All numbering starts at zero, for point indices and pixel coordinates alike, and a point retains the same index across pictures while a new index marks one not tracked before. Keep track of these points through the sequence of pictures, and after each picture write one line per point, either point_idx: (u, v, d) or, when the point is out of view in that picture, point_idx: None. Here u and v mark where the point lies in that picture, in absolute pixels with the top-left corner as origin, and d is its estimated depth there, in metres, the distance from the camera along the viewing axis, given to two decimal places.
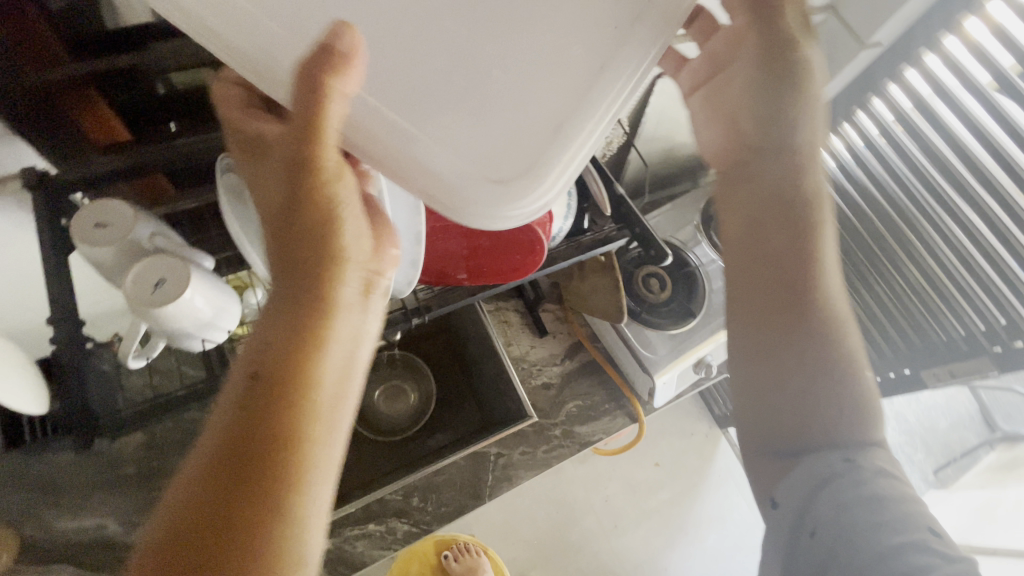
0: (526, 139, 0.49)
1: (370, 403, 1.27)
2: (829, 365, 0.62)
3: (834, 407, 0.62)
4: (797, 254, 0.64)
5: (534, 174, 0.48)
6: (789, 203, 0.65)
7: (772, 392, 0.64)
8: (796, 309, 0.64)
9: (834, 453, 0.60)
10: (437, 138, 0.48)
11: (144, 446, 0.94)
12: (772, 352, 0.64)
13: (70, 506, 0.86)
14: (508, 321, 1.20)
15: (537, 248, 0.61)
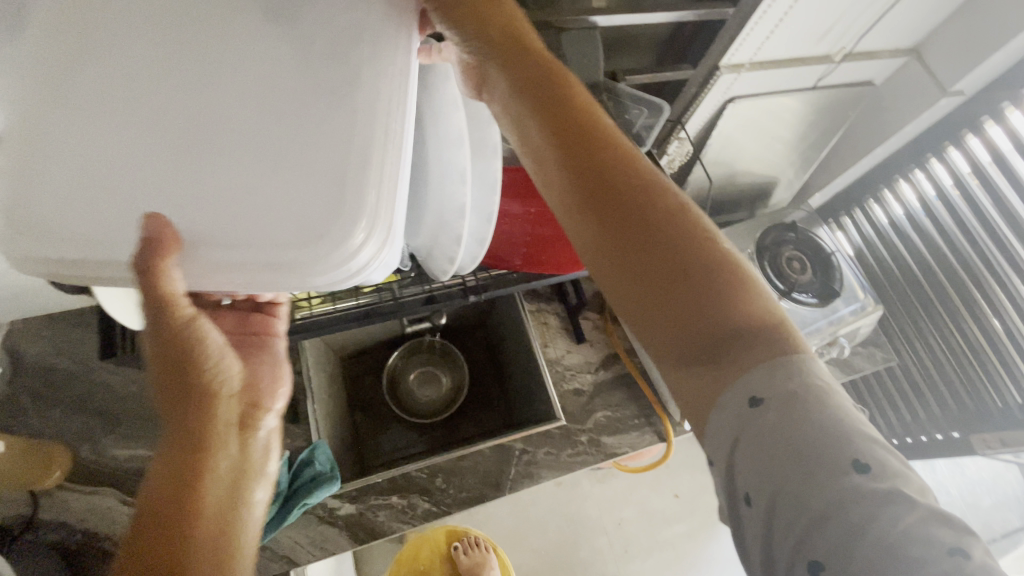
0: (323, 162, 0.44)
1: (404, 385, 1.29)
2: (698, 261, 0.39)
3: (742, 317, 0.37)
4: (589, 134, 0.44)
5: (349, 202, 0.43)
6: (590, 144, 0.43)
7: (678, 346, 0.38)
8: (632, 202, 0.41)
9: (762, 391, 0.35)
10: (207, 213, 0.44)
11: None
12: (646, 284, 0.39)
13: (126, 433, 0.92)
14: (547, 323, 1.22)
15: None
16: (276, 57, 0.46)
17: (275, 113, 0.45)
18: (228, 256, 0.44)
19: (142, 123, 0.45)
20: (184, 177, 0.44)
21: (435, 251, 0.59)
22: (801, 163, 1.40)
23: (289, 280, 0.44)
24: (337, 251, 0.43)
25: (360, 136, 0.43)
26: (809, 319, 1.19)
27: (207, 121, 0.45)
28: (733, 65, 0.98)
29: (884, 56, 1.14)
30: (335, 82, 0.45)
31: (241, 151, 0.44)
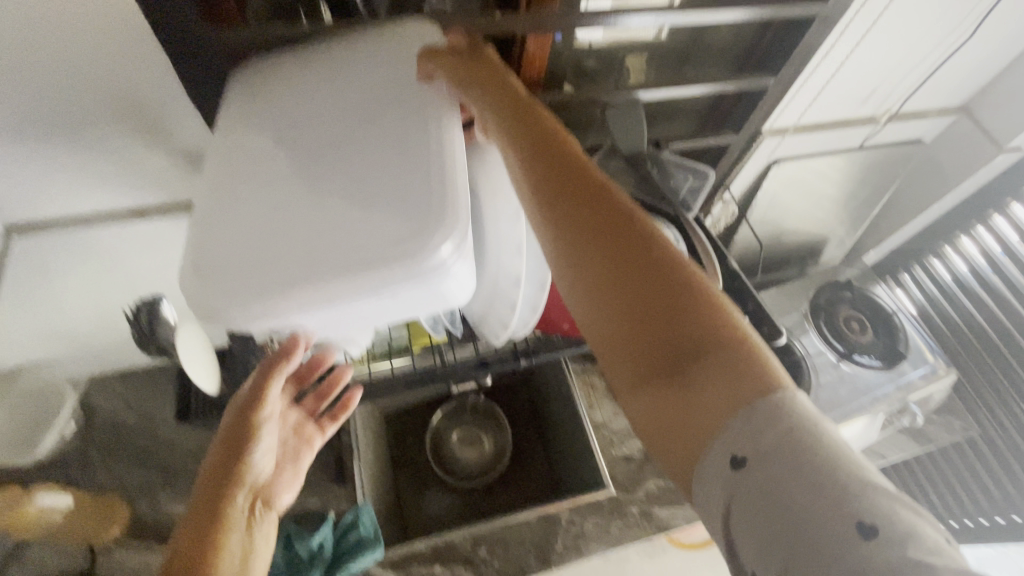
0: (402, 187, 0.50)
1: (446, 447, 1.26)
2: (671, 293, 0.37)
3: (718, 350, 0.35)
4: (563, 162, 0.43)
5: (437, 204, 0.48)
6: (567, 177, 0.43)
7: (650, 375, 0.36)
8: (604, 229, 0.40)
9: (739, 439, 0.32)
10: (308, 237, 0.49)
11: None
12: (619, 310, 0.37)
13: (181, 489, 0.94)
14: (593, 384, 1.21)
15: None
16: (352, 138, 0.54)
17: (353, 168, 0.52)
18: (332, 263, 0.48)
19: (241, 203, 0.53)
20: (275, 220, 0.51)
21: (490, 316, 0.61)
22: (852, 221, 1.38)
23: (379, 275, 0.47)
24: (424, 253, 0.47)
25: (429, 167, 0.50)
26: (873, 383, 1.12)
27: (294, 190, 0.52)
28: (776, 129, 1.00)
29: (932, 116, 1.13)
30: (401, 139, 0.52)
31: (324, 194, 0.51)
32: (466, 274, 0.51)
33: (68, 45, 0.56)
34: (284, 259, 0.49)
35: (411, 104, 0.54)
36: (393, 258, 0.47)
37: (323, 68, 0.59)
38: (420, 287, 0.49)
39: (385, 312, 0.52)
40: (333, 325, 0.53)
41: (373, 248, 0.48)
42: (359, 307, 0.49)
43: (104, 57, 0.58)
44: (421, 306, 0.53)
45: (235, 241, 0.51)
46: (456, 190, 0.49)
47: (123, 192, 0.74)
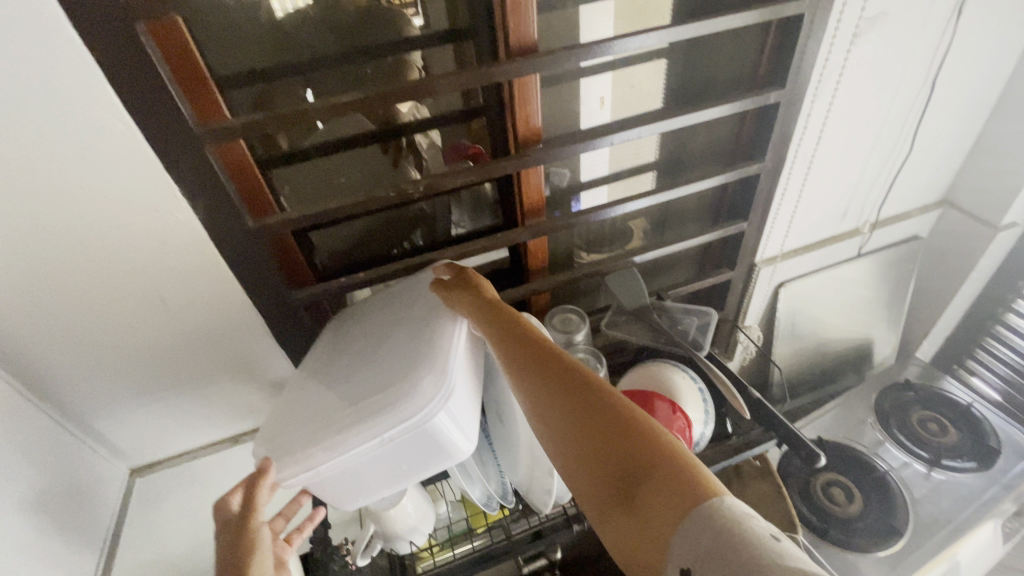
0: (407, 356, 0.59)
1: None
2: (613, 430, 0.44)
3: (659, 473, 0.41)
4: (521, 336, 0.55)
5: (429, 356, 0.57)
6: (526, 351, 0.53)
7: (614, 504, 0.42)
8: (555, 386, 0.49)
9: (685, 553, 0.37)
10: (330, 410, 0.57)
11: None
12: (578, 452, 0.45)
13: None
14: None
15: None
16: (384, 340, 0.66)
17: (379, 356, 0.63)
18: (345, 422, 0.54)
19: (294, 411, 0.62)
20: (314, 407, 0.60)
21: (534, 484, 0.66)
22: (887, 318, 1.38)
23: (382, 418, 0.53)
24: (415, 392, 0.54)
25: (428, 337, 0.61)
26: (976, 488, 1.01)
27: (335, 385, 0.62)
28: (767, 257, 1.11)
29: (916, 214, 1.22)
30: (414, 328, 0.64)
31: (353, 379, 0.61)
32: (461, 417, 0.56)
33: (196, 325, 0.76)
34: (319, 426, 0.56)
35: (423, 305, 0.68)
36: (392, 404, 0.53)
37: (376, 303, 0.77)
38: (413, 426, 0.53)
39: (388, 460, 0.55)
40: (350, 484, 0.58)
41: (382, 398, 0.55)
42: (361, 455, 0.54)
43: (218, 327, 0.78)
44: (425, 454, 0.56)
45: (285, 429, 0.59)
46: (444, 344, 0.58)
47: (221, 424, 0.90)
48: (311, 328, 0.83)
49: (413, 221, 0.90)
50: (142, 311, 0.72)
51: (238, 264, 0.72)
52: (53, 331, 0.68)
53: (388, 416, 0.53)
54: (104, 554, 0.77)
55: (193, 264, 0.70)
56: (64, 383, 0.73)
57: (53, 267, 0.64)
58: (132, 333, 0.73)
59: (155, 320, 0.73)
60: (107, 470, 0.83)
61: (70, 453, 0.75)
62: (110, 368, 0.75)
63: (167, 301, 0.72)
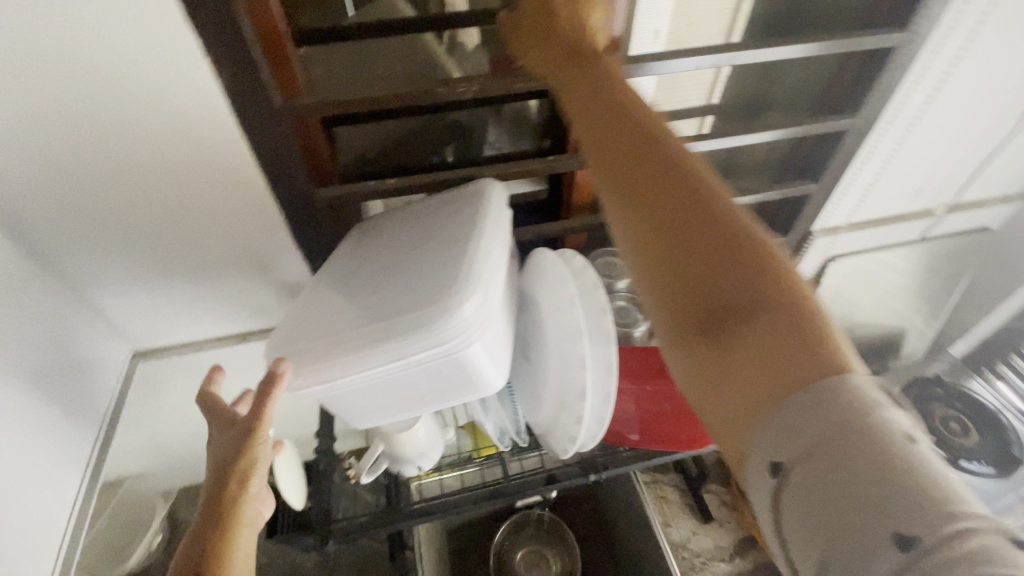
0: (440, 272, 0.53)
1: (510, 567, 1.19)
2: (732, 282, 0.38)
3: (773, 323, 0.35)
4: (636, 139, 0.46)
5: (468, 276, 0.50)
6: (641, 152, 0.45)
7: (705, 339, 0.37)
8: (670, 221, 0.41)
9: (784, 417, 0.32)
10: (350, 321, 0.51)
11: (321, 563, 1.04)
12: (681, 298, 0.39)
13: None
14: (665, 497, 1.13)
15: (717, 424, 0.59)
16: (413, 254, 0.59)
17: (407, 271, 0.56)
18: (368, 335, 0.48)
19: (313, 318, 0.56)
20: (332, 317, 0.54)
21: (556, 429, 0.61)
22: (927, 310, 1.31)
23: (416, 336, 0.47)
24: (451, 313, 0.47)
25: (466, 254, 0.54)
26: (991, 495, 1.02)
27: (357, 295, 0.56)
28: (826, 227, 1.03)
29: (994, 204, 1.12)
30: (449, 244, 0.57)
31: (377, 291, 0.55)
32: (494, 347, 0.51)
33: (208, 211, 0.69)
34: (339, 334, 0.50)
35: (461, 222, 0.61)
36: (422, 323, 0.47)
37: (407, 215, 0.70)
38: (445, 350, 0.48)
39: (411, 382, 0.50)
40: (367, 400, 0.53)
41: (411, 310, 0.48)
42: (385, 371, 0.48)
43: (232, 218, 0.71)
44: (450, 383, 0.51)
45: (300, 337, 0.54)
46: (484, 266, 0.52)
47: (231, 318, 0.85)
48: (330, 232, 0.76)
49: (448, 131, 0.82)
50: (152, 187, 0.65)
51: (260, 149, 0.64)
52: (52, 194, 0.62)
53: (418, 337, 0.47)
54: (101, 434, 0.75)
55: (209, 142, 0.62)
56: (64, 254, 0.68)
57: (53, 119, 0.56)
58: (142, 209, 0.66)
59: (163, 199, 0.66)
60: (110, 351, 0.79)
61: (71, 329, 0.71)
62: (117, 244, 0.69)
63: (177, 180, 0.65)
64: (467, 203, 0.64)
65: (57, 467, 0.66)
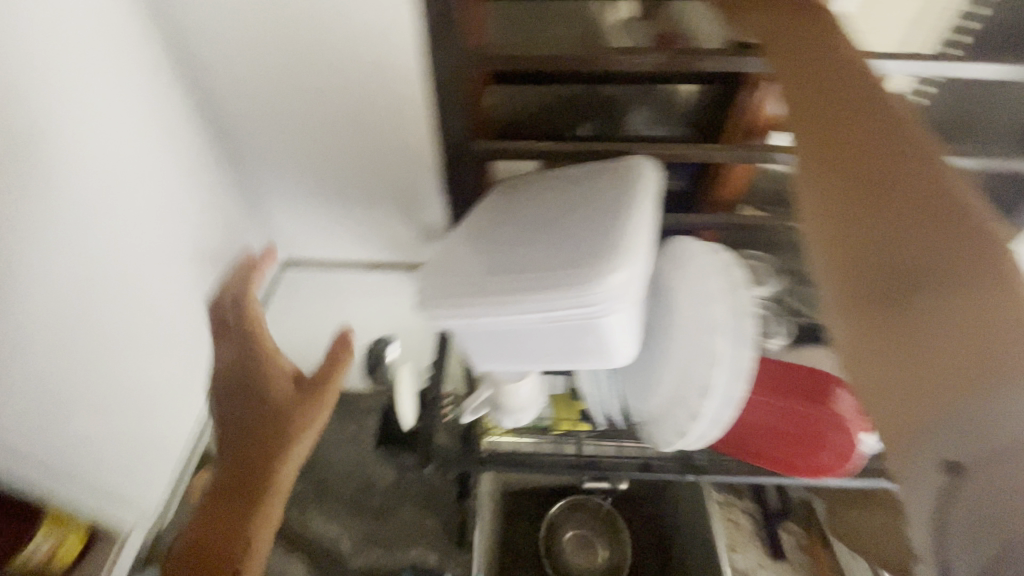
0: (592, 235, 0.52)
1: (559, 543, 1.21)
2: (931, 265, 0.34)
3: (985, 309, 0.31)
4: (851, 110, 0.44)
5: (620, 243, 0.49)
6: (858, 125, 0.43)
7: (890, 309, 0.34)
8: (865, 200, 0.39)
9: (981, 412, 0.29)
10: (499, 269, 0.54)
11: (394, 486, 1.12)
12: (865, 262, 0.37)
13: (327, 509, 1.09)
14: (736, 522, 1.06)
15: (851, 461, 0.56)
16: (565, 212, 0.59)
17: (557, 228, 0.57)
18: (516, 286, 0.50)
19: (462, 259, 0.59)
20: (482, 261, 0.57)
21: (666, 420, 0.60)
22: None
23: (562, 292, 0.48)
24: (598, 277, 0.47)
25: (620, 219, 0.52)
26: None
27: (506, 245, 0.58)
28: None
29: None
30: (602, 208, 0.56)
31: (526, 245, 0.56)
32: (633, 320, 0.50)
33: (376, 141, 0.74)
34: (488, 277, 0.53)
35: (615, 185, 0.59)
36: (569, 283, 0.48)
37: (559, 172, 0.69)
38: (586, 313, 0.48)
39: (544, 336, 0.52)
40: (501, 345, 0.55)
41: (561, 267, 0.49)
42: (524, 320, 0.50)
43: (394, 153, 0.76)
44: (582, 346, 0.52)
45: (450, 275, 0.57)
46: (638, 235, 0.50)
47: (367, 246, 0.92)
48: (477, 183, 0.78)
49: (595, 105, 0.82)
50: (336, 112, 0.71)
51: (437, 91, 0.67)
52: (260, 101, 0.70)
53: (562, 296, 0.48)
54: None
55: (393, 79, 0.66)
56: (257, 159, 0.78)
57: (277, 35, 0.63)
58: (325, 130, 0.73)
59: (342, 123, 0.72)
60: (268, 253, 0.90)
61: (244, 226, 0.81)
62: (296, 158, 0.77)
63: (357, 108, 0.70)
64: (624, 165, 0.61)
65: (213, 340, 0.76)
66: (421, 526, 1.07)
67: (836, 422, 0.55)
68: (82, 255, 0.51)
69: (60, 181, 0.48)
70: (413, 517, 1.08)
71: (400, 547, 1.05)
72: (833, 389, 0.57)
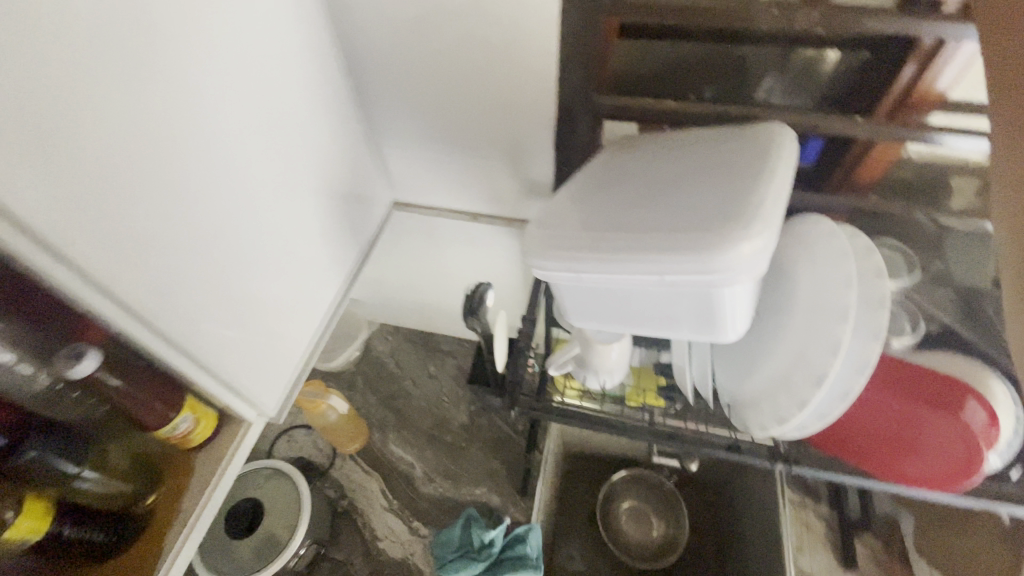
0: (718, 200, 0.50)
1: (615, 509, 1.23)
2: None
3: None
4: None
5: (751, 211, 0.46)
6: None
7: None
8: None
9: None
10: (614, 225, 0.53)
11: (467, 427, 1.18)
12: None
13: (404, 437, 1.18)
14: (808, 525, 1.02)
15: (973, 471, 0.51)
16: (687, 175, 0.57)
17: (677, 190, 0.55)
18: (631, 243, 0.49)
19: (572, 212, 0.59)
20: (594, 216, 0.56)
21: (765, 403, 0.57)
22: None
23: (682, 257, 0.46)
24: (724, 244, 0.45)
25: (753, 187, 0.49)
26: None
27: (620, 203, 0.57)
28: None
29: None
30: (731, 173, 0.53)
31: (643, 204, 0.55)
32: (751, 295, 0.48)
33: (495, 92, 0.75)
34: (601, 232, 0.52)
35: (748, 152, 0.55)
36: (690, 247, 0.46)
37: (681, 134, 0.66)
38: (704, 282, 0.46)
39: (652, 300, 0.51)
40: (603, 304, 0.55)
41: (683, 230, 0.47)
42: (636, 281, 0.49)
43: (511, 104, 0.76)
44: (690, 315, 0.50)
45: (560, 226, 0.57)
46: (772, 204, 0.47)
47: (470, 196, 0.94)
48: (591, 142, 0.77)
49: (724, 70, 0.75)
50: (461, 59, 0.71)
51: (564, 44, 0.66)
52: (391, 44, 0.72)
53: (682, 260, 0.46)
54: (358, 256, 0.92)
55: (522, 28, 0.65)
56: (381, 101, 0.81)
57: None
58: (448, 76, 0.74)
59: (465, 72, 0.73)
60: (378, 192, 0.95)
61: (362, 164, 0.86)
62: (417, 102, 0.79)
63: (481, 57, 0.70)
64: (760, 132, 0.57)
65: (330, 269, 0.83)
66: (488, 469, 1.13)
67: (956, 442, 0.51)
68: (235, 177, 0.57)
69: (221, 107, 0.53)
70: (481, 459, 1.14)
71: (466, 483, 1.11)
72: (960, 403, 0.51)
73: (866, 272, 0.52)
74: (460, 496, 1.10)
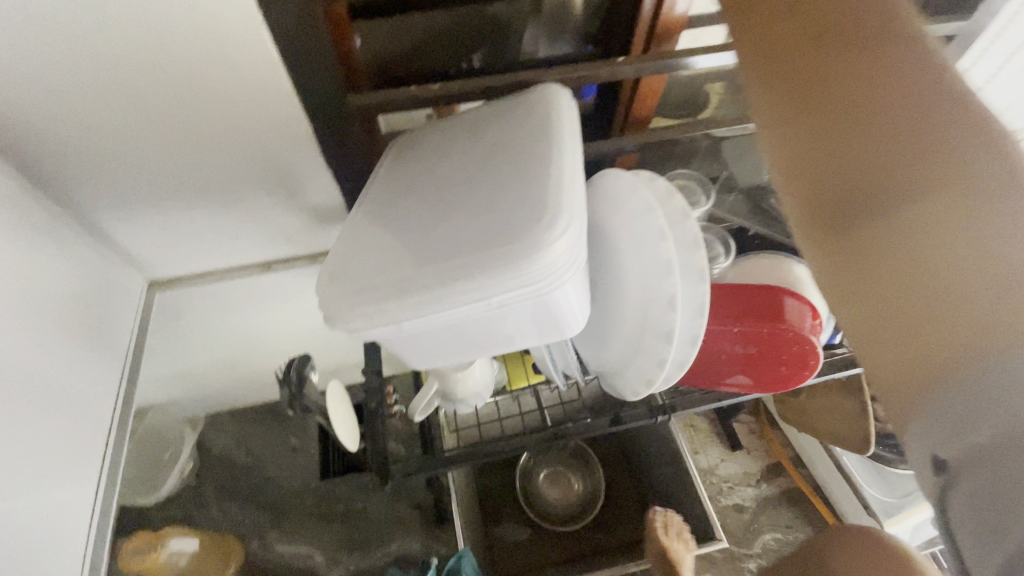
0: (518, 194, 0.44)
1: (535, 488, 1.22)
2: (882, 137, 0.33)
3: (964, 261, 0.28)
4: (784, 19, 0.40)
5: (555, 200, 0.42)
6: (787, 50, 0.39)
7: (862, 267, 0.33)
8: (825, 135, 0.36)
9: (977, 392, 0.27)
10: (416, 255, 0.44)
11: (356, 485, 1.05)
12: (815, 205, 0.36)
13: (287, 530, 1.01)
14: (695, 427, 1.13)
15: (812, 362, 0.55)
16: (477, 168, 0.50)
17: (472, 190, 0.48)
18: (442, 276, 0.41)
19: (361, 247, 0.48)
20: (390, 246, 0.47)
21: (629, 370, 0.56)
22: None
23: (501, 274, 0.40)
24: (539, 250, 0.40)
25: (547, 170, 0.44)
26: None
27: (414, 221, 0.48)
28: None
29: None
30: (521, 157, 0.48)
31: (441, 217, 0.47)
32: (582, 288, 0.45)
33: (225, 129, 0.59)
34: (406, 269, 0.43)
35: (531, 128, 0.50)
36: (506, 264, 0.40)
37: (457, 120, 0.58)
38: (535, 294, 0.41)
39: (488, 325, 0.45)
40: (440, 344, 0.47)
41: (495, 242, 0.41)
42: (464, 315, 0.42)
43: (252, 133, 0.60)
44: (532, 327, 0.46)
45: (353, 271, 0.46)
46: (572, 187, 0.43)
47: (253, 244, 0.77)
48: (369, 147, 0.66)
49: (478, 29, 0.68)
50: (158, 98, 0.53)
51: (286, 50, 0.52)
52: (48, 106, 0.51)
53: (505, 281, 0.40)
54: (127, 369, 0.70)
55: (224, 43, 0.50)
56: (69, 174, 0.59)
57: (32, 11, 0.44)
58: (151, 123, 0.56)
59: (172, 114, 0.55)
60: (124, 280, 0.73)
61: (80, 261, 0.64)
62: (125, 163, 0.60)
63: (187, 94, 0.54)
64: (536, 100, 0.53)
65: (89, 409, 0.62)
66: (396, 517, 1.02)
67: (788, 336, 0.54)
68: None
69: None
70: (385, 511, 1.03)
71: (378, 545, 1.00)
72: (786, 303, 0.55)
73: (674, 216, 0.52)
74: (374, 561, 0.99)
